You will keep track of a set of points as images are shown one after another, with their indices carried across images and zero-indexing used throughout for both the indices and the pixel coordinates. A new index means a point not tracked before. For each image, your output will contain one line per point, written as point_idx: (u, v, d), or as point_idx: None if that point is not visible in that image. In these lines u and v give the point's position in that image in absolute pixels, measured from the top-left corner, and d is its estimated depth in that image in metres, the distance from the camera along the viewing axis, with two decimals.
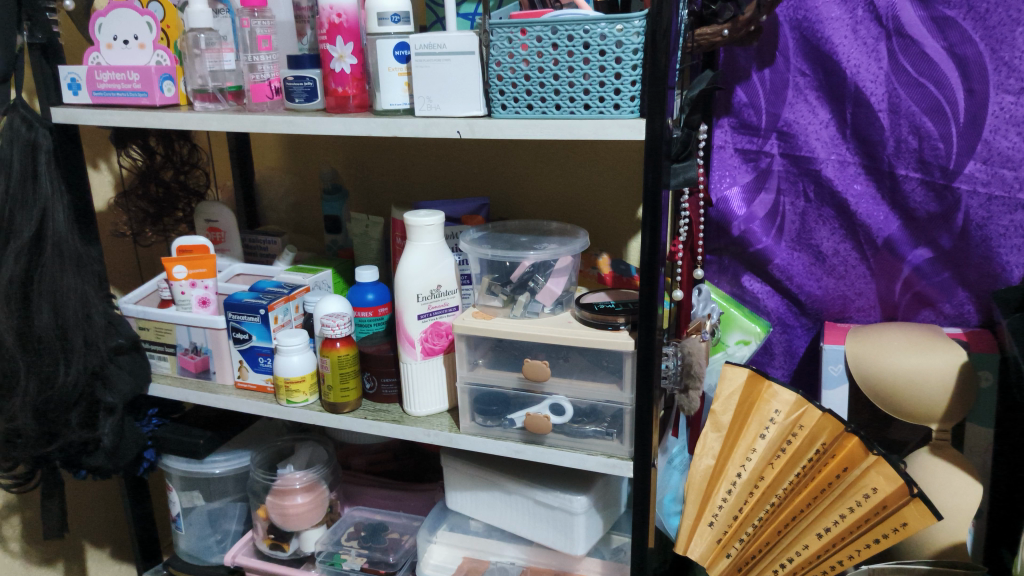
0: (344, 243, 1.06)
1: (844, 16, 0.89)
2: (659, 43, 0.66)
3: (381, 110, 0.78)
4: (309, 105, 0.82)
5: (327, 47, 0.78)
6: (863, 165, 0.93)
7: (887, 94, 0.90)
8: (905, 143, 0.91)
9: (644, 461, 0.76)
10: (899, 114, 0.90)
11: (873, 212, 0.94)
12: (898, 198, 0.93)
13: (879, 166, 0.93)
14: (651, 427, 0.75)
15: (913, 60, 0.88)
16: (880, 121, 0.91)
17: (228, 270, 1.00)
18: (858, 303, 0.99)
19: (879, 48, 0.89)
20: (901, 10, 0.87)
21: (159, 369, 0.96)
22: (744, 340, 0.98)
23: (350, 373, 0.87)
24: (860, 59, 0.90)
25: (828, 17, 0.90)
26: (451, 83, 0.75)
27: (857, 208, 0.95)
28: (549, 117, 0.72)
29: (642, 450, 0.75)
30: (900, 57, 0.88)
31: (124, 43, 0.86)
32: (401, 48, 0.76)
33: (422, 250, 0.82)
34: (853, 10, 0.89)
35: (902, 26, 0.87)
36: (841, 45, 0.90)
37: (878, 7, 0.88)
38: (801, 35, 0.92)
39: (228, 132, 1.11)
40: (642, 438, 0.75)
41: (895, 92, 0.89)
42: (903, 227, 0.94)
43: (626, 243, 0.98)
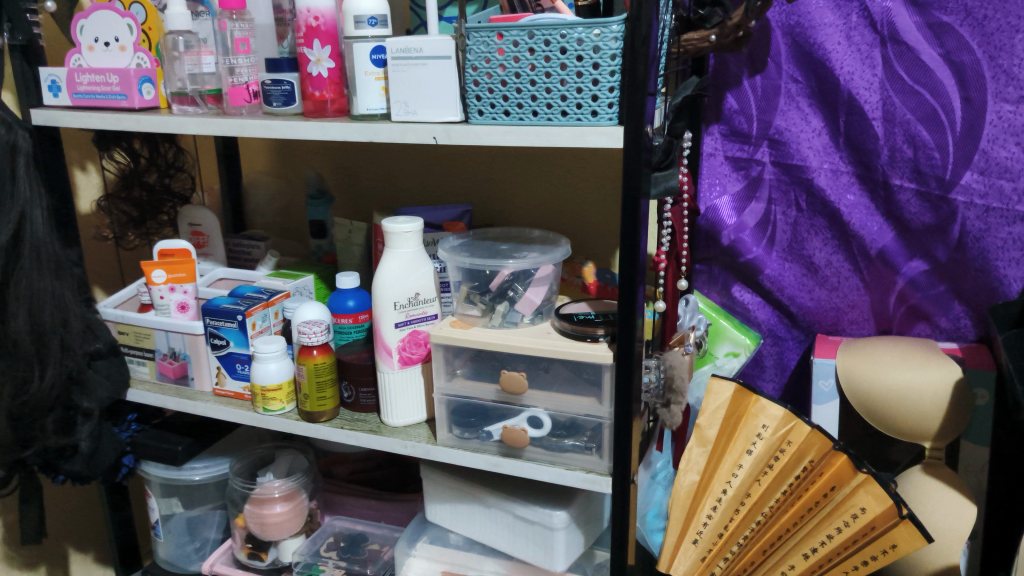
0: (329, 249, 1.04)
1: (838, 23, 0.87)
2: (639, 47, 0.64)
3: (357, 115, 0.77)
4: (288, 109, 0.80)
5: (304, 51, 0.77)
6: (856, 174, 0.91)
7: (882, 102, 0.87)
8: (899, 152, 0.88)
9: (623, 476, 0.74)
10: (894, 122, 0.87)
11: (867, 222, 0.92)
12: (893, 208, 0.90)
13: (873, 176, 0.90)
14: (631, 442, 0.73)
15: (908, 66, 0.85)
16: (875, 129, 0.88)
17: (210, 275, 0.99)
18: (851, 315, 0.97)
19: (873, 55, 0.87)
20: (896, 16, 0.84)
21: (138, 374, 0.95)
22: (733, 352, 0.96)
23: (327, 382, 0.85)
24: (854, 66, 0.88)
25: (821, 23, 0.88)
26: (428, 87, 0.73)
27: (850, 218, 0.92)
28: (526, 123, 0.70)
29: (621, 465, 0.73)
30: (895, 64, 0.86)
31: (105, 45, 0.85)
32: (377, 51, 0.75)
33: (399, 257, 0.80)
34: (847, 15, 0.86)
35: (896, 32, 0.85)
36: (834, 51, 0.88)
37: (873, 12, 0.85)
38: (792, 41, 0.90)
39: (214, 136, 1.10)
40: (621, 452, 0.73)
41: (890, 100, 0.87)
42: (898, 238, 0.91)
43: (613, 252, 0.97)
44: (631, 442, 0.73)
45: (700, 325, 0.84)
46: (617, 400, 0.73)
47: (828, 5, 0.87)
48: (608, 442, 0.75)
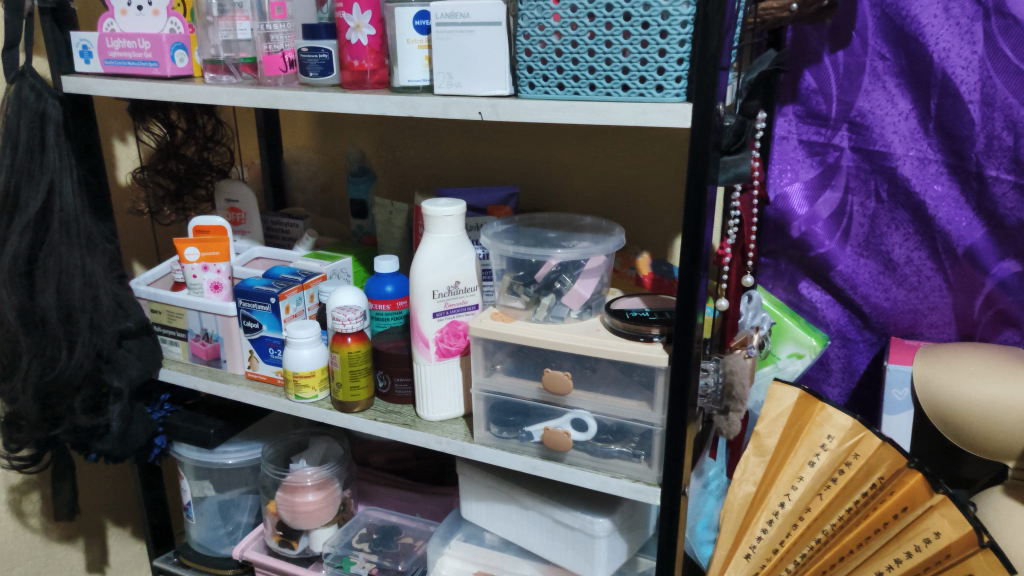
0: (370, 229, 1.01)
1: None
2: (713, 9, 0.57)
3: (398, 87, 0.70)
4: (325, 79, 0.75)
5: (343, 16, 0.71)
6: (946, 164, 0.85)
7: (980, 83, 0.81)
8: (998, 140, 0.81)
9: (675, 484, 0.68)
10: (993, 106, 0.81)
11: (954, 217, 0.86)
12: (985, 203, 0.84)
13: (965, 165, 0.84)
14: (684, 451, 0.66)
15: (1014, 43, 0.78)
16: (971, 113, 0.82)
17: (245, 254, 0.96)
18: (931, 318, 0.90)
19: (973, 30, 0.80)
20: None
21: (170, 354, 0.93)
22: (798, 354, 0.90)
23: (361, 371, 0.81)
24: (950, 42, 0.81)
25: None
26: (474, 59, 0.66)
27: (936, 213, 0.86)
28: (582, 98, 0.64)
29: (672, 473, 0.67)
30: (999, 41, 0.79)
31: (138, 9, 0.80)
32: (421, 18, 0.68)
33: (439, 243, 0.75)
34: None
35: (1003, 5, 0.78)
36: (929, 25, 0.81)
37: None
38: (882, 14, 0.83)
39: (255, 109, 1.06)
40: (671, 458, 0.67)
41: (990, 80, 0.80)
42: (989, 235, 0.85)
43: (669, 241, 0.90)
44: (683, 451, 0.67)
45: (764, 325, 0.78)
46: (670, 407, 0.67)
47: None
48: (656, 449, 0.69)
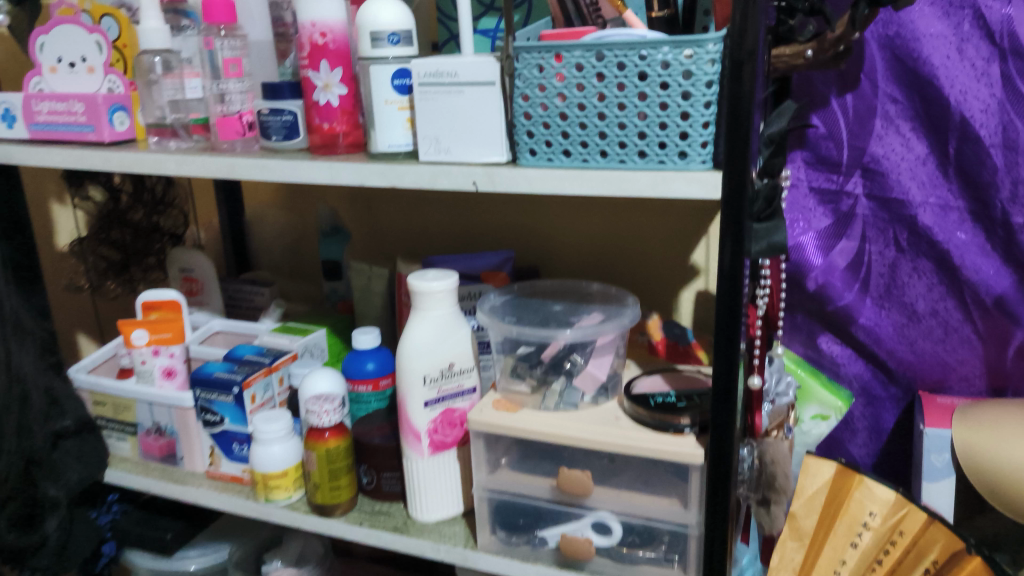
0: (345, 293, 0.92)
1: (948, 33, 0.77)
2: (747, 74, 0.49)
3: (376, 153, 0.62)
4: (290, 143, 0.66)
5: (309, 74, 0.62)
6: (969, 211, 0.81)
7: (1001, 126, 0.78)
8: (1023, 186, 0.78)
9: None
10: (1016, 151, 0.78)
11: (980, 265, 0.82)
12: (1012, 250, 0.81)
13: (990, 213, 0.80)
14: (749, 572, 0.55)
15: None
16: (993, 158, 0.79)
17: (204, 328, 0.86)
18: (961, 372, 0.86)
19: (990, 71, 0.77)
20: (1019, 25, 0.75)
21: (119, 452, 0.81)
22: (822, 416, 0.86)
23: (342, 469, 0.71)
24: (967, 84, 0.78)
25: (927, 34, 0.78)
26: (464, 122, 0.58)
27: (961, 262, 0.82)
28: (591, 166, 0.55)
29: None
30: (1017, 82, 0.76)
31: (70, 67, 0.71)
32: (400, 76, 0.60)
33: (430, 321, 0.66)
34: (958, 25, 0.77)
35: (1019, 45, 0.75)
36: (942, 66, 0.78)
37: (990, 22, 0.76)
38: (892, 55, 0.80)
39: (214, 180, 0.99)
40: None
41: (1011, 124, 0.77)
42: (1017, 284, 0.81)
43: (675, 296, 0.86)
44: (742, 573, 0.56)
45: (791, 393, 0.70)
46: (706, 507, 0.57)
47: (935, 13, 0.77)
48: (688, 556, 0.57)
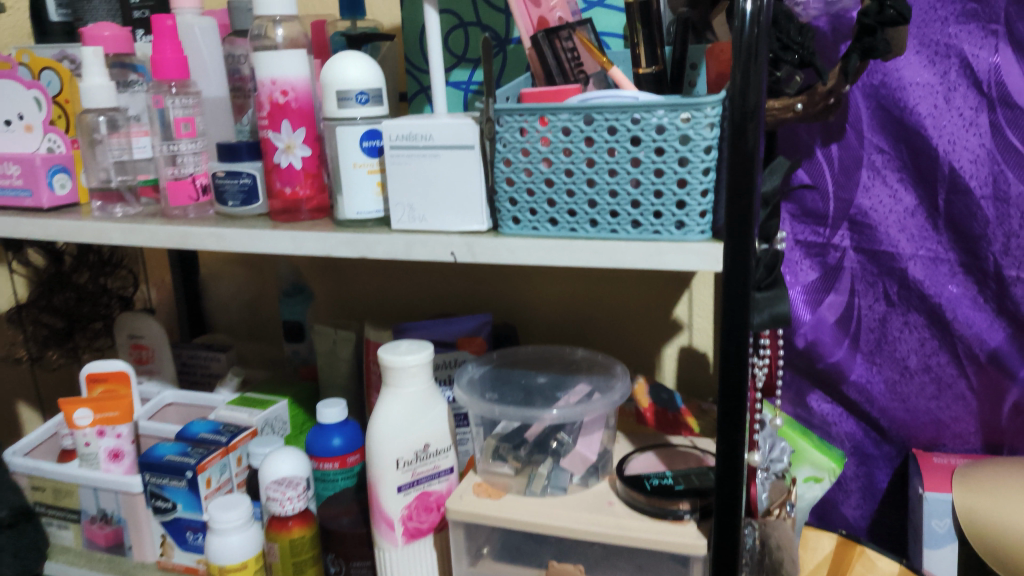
0: (308, 356, 0.86)
1: (934, 82, 0.75)
2: (750, 131, 0.45)
3: (343, 221, 0.57)
4: (249, 209, 0.61)
5: (269, 135, 0.57)
6: (960, 263, 0.78)
7: (992, 177, 0.76)
8: (1015, 238, 0.76)
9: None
10: (1008, 202, 0.76)
11: (973, 318, 0.79)
12: (1006, 304, 0.78)
13: (981, 265, 0.78)
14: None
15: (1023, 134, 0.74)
16: (984, 210, 0.76)
17: (156, 402, 0.79)
18: (954, 429, 0.83)
19: (979, 121, 0.75)
20: (1006, 74, 0.73)
21: (60, 541, 0.75)
22: (816, 478, 0.80)
23: (307, 561, 0.67)
24: (956, 133, 0.76)
25: (913, 83, 0.76)
26: (440, 188, 0.53)
27: (953, 315, 0.80)
28: (581, 236, 0.51)
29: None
30: (1007, 132, 0.74)
31: (5, 125, 0.65)
32: (370, 137, 0.55)
33: (403, 400, 0.60)
34: (944, 74, 0.75)
35: (1008, 94, 0.74)
36: (929, 116, 0.76)
37: (977, 71, 0.74)
38: (878, 105, 0.78)
39: (167, 251, 0.93)
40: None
41: (1001, 174, 0.75)
42: (1012, 338, 0.78)
43: (658, 354, 0.82)
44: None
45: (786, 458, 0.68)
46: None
47: (921, 62, 0.75)
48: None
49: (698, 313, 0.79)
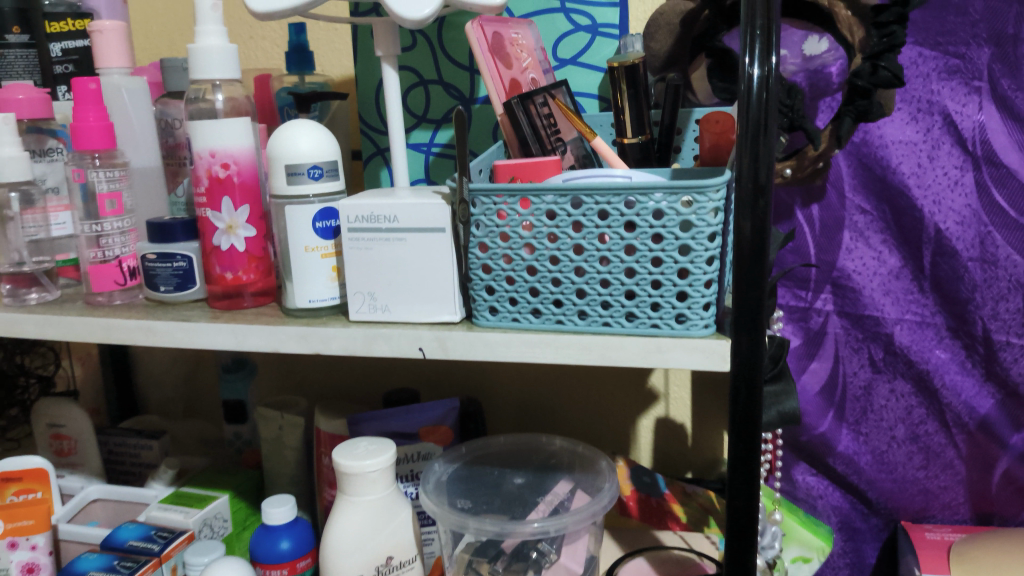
0: (251, 438, 0.78)
1: (916, 139, 0.66)
2: (761, 210, 0.39)
3: (295, 309, 0.51)
4: (184, 294, 0.55)
5: (208, 215, 0.53)
6: (947, 326, 0.69)
7: (979, 238, 0.67)
8: (1004, 301, 0.67)
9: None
10: (995, 265, 0.67)
11: (960, 385, 0.70)
12: (995, 370, 0.69)
13: (969, 329, 0.69)
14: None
15: (1010, 193, 0.65)
16: (971, 272, 0.67)
17: (79, 499, 0.70)
18: (943, 499, 0.73)
19: (964, 180, 0.66)
20: (992, 132, 0.65)
21: None
22: (803, 558, 0.72)
23: None
24: (941, 191, 0.67)
25: (893, 140, 0.67)
26: (405, 275, 0.48)
27: (939, 384, 0.70)
28: (568, 328, 0.45)
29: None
30: (993, 191, 0.66)
31: None
32: (324, 216, 0.49)
33: (363, 509, 0.53)
34: (928, 130, 0.66)
35: (993, 153, 0.65)
36: (912, 175, 0.67)
37: (962, 128, 0.65)
38: (857, 161, 0.68)
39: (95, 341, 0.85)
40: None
41: (988, 235, 0.67)
42: (1001, 405, 0.70)
43: (632, 429, 0.77)
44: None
45: (777, 544, 0.63)
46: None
47: (902, 117, 0.66)
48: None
49: (674, 384, 0.74)
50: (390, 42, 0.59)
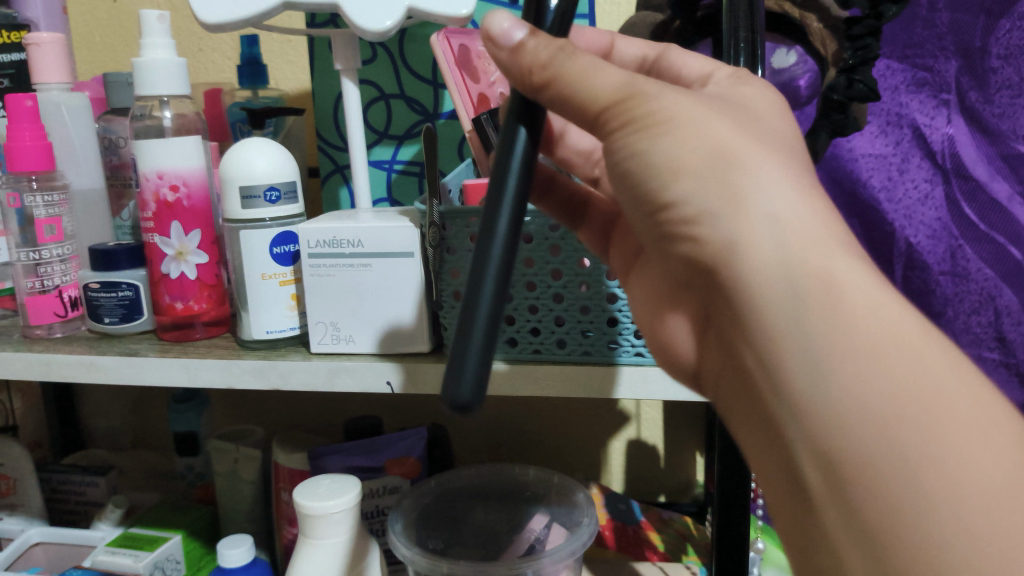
0: (204, 471, 0.74)
1: (884, 151, 0.62)
2: None
3: (251, 342, 0.47)
4: (131, 326, 0.52)
5: (156, 240, 0.49)
6: None
7: (950, 252, 0.62)
8: (976, 316, 0.63)
9: (616, 67, 0.30)
10: (967, 280, 0.62)
11: None
12: None
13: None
14: (717, 74, 0.35)
15: (980, 207, 0.61)
16: (942, 287, 0.63)
17: (20, 541, 0.65)
18: None
19: (934, 193, 0.62)
20: (961, 143, 0.61)
21: None
22: None
23: None
24: (910, 204, 0.62)
25: (862, 153, 0.62)
26: (371, 303, 0.45)
27: None
28: None
29: (637, 173, 0.30)
30: (963, 205, 0.62)
31: None
32: (281, 241, 0.46)
33: (329, 554, 0.50)
34: (898, 144, 0.62)
35: (962, 165, 0.61)
36: (882, 188, 0.62)
37: (930, 139, 0.61)
38: (827, 175, 0.63)
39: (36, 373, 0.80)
40: (643, 191, 0.31)
41: (959, 249, 0.62)
42: None
43: (603, 454, 0.74)
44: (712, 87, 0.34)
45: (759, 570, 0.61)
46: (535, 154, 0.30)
47: (870, 129, 0.62)
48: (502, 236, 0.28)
49: (646, 405, 0.73)
50: (350, 55, 0.56)
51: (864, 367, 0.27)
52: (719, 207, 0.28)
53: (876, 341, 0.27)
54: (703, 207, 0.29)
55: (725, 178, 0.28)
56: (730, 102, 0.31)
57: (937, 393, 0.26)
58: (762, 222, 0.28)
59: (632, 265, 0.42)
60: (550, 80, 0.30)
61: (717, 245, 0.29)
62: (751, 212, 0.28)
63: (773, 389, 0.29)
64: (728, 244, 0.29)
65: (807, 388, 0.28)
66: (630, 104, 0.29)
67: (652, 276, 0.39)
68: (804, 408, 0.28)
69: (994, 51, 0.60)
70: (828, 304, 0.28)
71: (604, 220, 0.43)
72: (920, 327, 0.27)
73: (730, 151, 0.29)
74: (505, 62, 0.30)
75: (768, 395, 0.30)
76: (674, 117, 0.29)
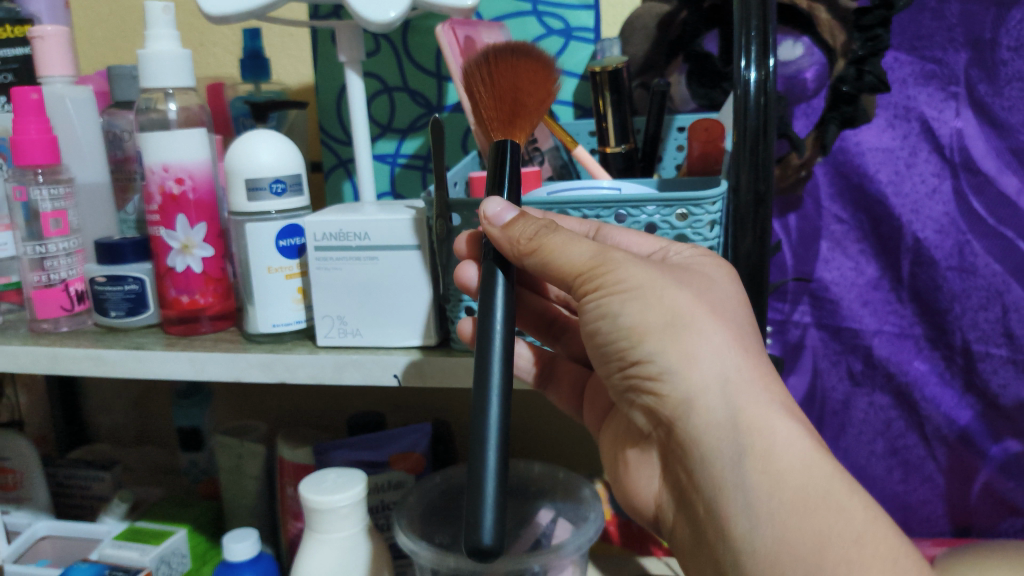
0: (208, 466, 0.74)
1: (892, 146, 0.61)
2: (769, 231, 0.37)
3: (258, 335, 0.48)
4: (137, 319, 0.52)
5: (161, 233, 0.49)
6: (926, 337, 0.64)
7: (958, 248, 0.61)
8: (985, 311, 0.62)
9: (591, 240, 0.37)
10: (974, 275, 0.61)
11: (941, 398, 0.64)
12: (975, 381, 0.63)
13: (947, 339, 0.63)
14: (675, 250, 0.41)
15: (990, 202, 0.60)
16: (949, 283, 0.62)
17: (27, 535, 0.65)
18: (923, 512, 0.68)
19: (941, 187, 0.61)
20: (970, 138, 0.59)
21: None
22: None
23: None
24: (917, 199, 0.61)
25: (869, 147, 0.62)
26: (378, 298, 0.45)
27: (919, 396, 0.65)
28: None
29: (608, 332, 0.37)
30: (971, 199, 0.60)
31: None
32: (287, 234, 0.46)
33: (333, 550, 0.50)
34: (905, 138, 0.61)
35: (971, 159, 0.60)
36: (889, 183, 0.62)
37: (938, 133, 0.60)
38: (834, 169, 0.63)
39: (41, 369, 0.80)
40: (613, 349, 0.38)
41: (967, 244, 0.61)
42: (980, 416, 0.64)
43: None
44: (674, 260, 0.41)
45: None
46: (511, 309, 0.38)
47: (878, 124, 0.61)
48: (497, 393, 0.35)
49: None
50: (354, 47, 0.55)
51: (796, 523, 0.34)
52: (676, 365, 0.35)
53: (806, 503, 0.34)
54: (664, 366, 0.35)
55: (680, 341, 0.35)
56: (684, 270, 0.39)
57: (858, 547, 0.34)
58: (711, 380, 0.35)
59: (603, 421, 0.49)
60: (535, 250, 0.37)
61: (674, 401, 0.36)
62: (699, 369, 0.35)
63: (714, 528, 0.37)
64: (684, 402, 0.35)
65: (746, 533, 0.35)
66: (600, 271, 0.36)
67: (617, 427, 0.46)
68: (744, 546, 0.35)
69: (1005, 42, 0.57)
70: (768, 466, 0.35)
71: (569, 381, 0.51)
72: (841, 482, 0.35)
73: (684, 317, 0.36)
74: (497, 237, 0.38)
75: (714, 541, 0.37)
76: (635, 287, 0.36)
